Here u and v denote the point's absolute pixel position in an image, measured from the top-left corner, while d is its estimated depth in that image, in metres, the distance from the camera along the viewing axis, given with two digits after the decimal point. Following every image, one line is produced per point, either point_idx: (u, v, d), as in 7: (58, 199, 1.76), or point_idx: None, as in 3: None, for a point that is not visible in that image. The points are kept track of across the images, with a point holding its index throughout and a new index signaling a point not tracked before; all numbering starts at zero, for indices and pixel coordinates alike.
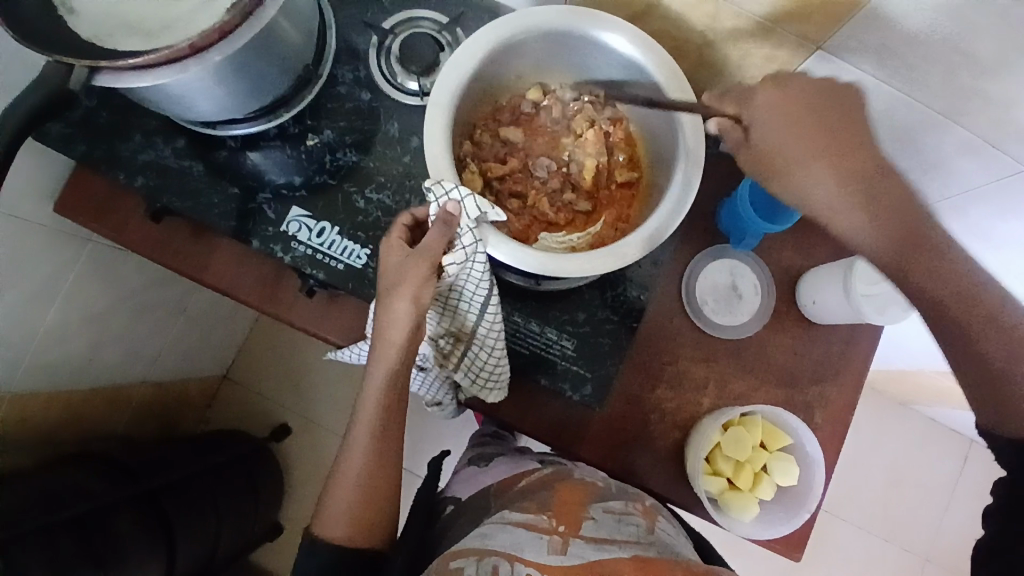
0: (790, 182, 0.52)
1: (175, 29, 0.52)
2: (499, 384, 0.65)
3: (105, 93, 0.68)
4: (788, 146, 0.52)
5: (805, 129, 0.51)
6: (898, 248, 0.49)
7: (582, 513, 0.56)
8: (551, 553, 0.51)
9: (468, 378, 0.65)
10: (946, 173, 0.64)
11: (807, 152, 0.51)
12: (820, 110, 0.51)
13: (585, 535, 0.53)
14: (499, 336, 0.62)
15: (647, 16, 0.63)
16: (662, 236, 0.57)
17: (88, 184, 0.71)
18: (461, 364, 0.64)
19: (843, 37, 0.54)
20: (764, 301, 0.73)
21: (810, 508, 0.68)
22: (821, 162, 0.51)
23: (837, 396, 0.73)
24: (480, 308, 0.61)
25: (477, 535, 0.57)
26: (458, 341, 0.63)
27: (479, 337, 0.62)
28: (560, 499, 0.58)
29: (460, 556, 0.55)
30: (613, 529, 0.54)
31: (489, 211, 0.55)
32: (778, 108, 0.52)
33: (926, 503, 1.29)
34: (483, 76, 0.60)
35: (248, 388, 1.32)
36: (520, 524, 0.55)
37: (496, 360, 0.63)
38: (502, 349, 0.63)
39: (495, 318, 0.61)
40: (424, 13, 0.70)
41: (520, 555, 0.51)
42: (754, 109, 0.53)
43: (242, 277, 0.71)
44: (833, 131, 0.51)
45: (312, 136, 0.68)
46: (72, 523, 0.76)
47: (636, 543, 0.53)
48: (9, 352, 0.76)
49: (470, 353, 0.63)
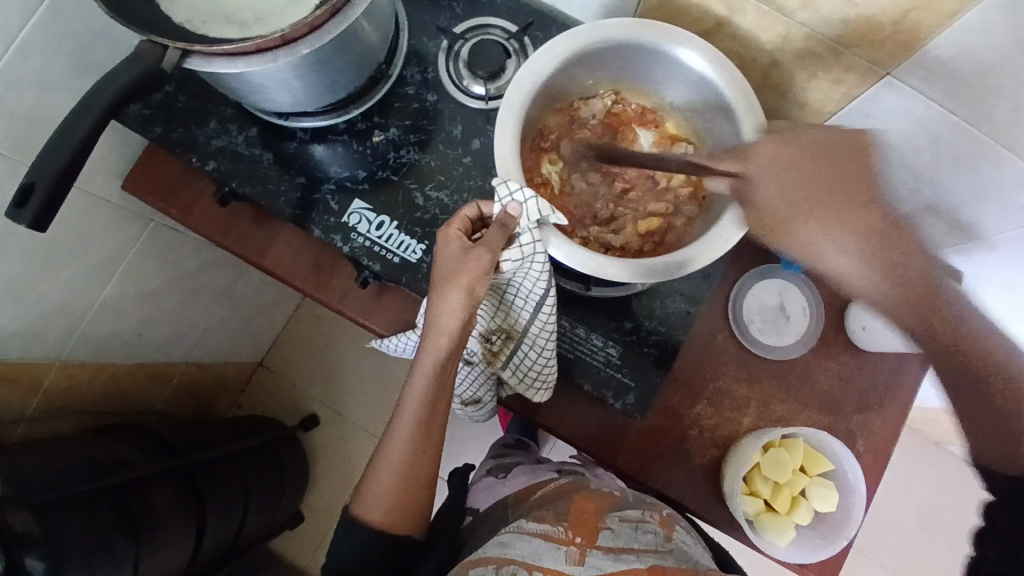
0: (793, 231, 0.51)
1: (267, 20, 0.56)
2: (546, 384, 0.66)
3: (186, 79, 0.71)
4: (780, 203, 0.52)
5: (801, 184, 0.51)
6: (888, 295, 0.46)
7: (598, 522, 0.56)
8: (569, 562, 0.52)
9: (513, 379, 0.67)
10: (1002, 206, 0.64)
11: (797, 206, 0.51)
12: (825, 164, 0.51)
13: (602, 545, 0.53)
14: (550, 337, 0.63)
15: (715, 33, 0.64)
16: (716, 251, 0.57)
17: (160, 164, 0.74)
18: (510, 363, 0.66)
19: (914, 64, 0.54)
20: (813, 324, 0.73)
21: (848, 536, 0.68)
22: (821, 213, 0.50)
23: (882, 425, 0.72)
24: (535, 306, 0.62)
25: (494, 543, 0.57)
26: (507, 339, 0.65)
27: (529, 336, 0.63)
28: (576, 508, 0.58)
29: (478, 563, 0.55)
30: (630, 538, 0.54)
31: (549, 215, 0.56)
32: (773, 163, 0.53)
33: (957, 550, 1.25)
34: (557, 82, 0.62)
35: (282, 378, 1.34)
36: (537, 533, 0.55)
37: (542, 363, 0.64)
38: (551, 350, 0.64)
39: (548, 318, 0.62)
40: (494, 21, 0.72)
41: (537, 565, 0.52)
42: (752, 160, 0.55)
43: (298, 264, 0.73)
44: (836, 180, 0.50)
45: (378, 133, 0.70)
46: (114, 490, 0.77)
47: (654, 552, 0.53)
48: (65, 321, 0.79)
49: (520, 352, 0.64)
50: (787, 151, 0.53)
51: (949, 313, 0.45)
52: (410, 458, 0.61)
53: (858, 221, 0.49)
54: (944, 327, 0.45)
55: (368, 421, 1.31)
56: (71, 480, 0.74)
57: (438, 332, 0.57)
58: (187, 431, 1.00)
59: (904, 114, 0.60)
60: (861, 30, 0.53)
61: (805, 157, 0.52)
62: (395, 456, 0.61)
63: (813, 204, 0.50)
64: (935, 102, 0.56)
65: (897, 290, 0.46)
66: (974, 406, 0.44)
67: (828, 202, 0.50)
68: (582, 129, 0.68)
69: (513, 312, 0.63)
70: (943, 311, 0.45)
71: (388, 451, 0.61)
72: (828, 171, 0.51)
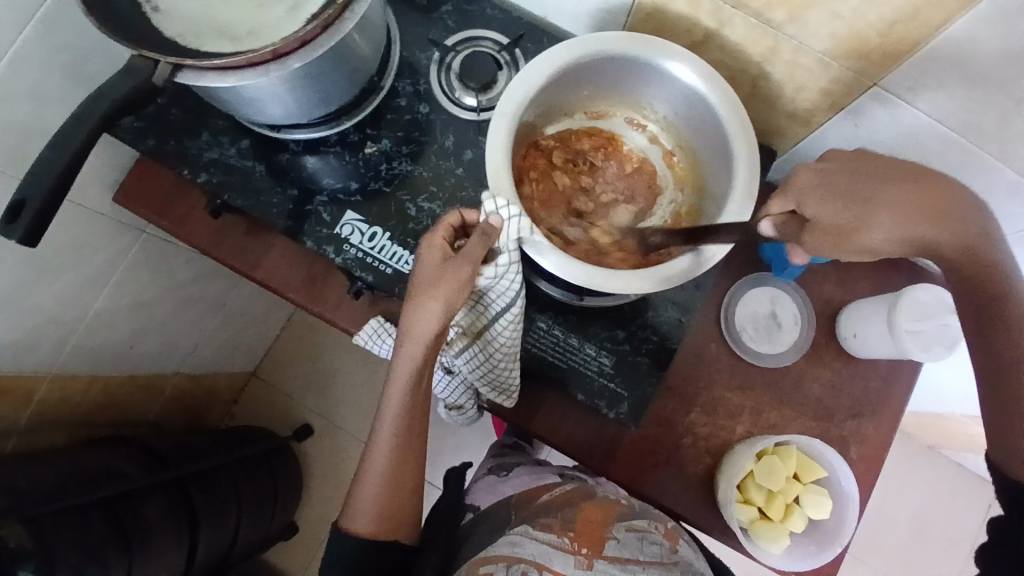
0: (862, 228, 0.50)
1: (259, 35, 0.56)
2: (509, 394, 0.67)
3: (178, 92, 0.71)
4: (858, 187, 0.51)
5: (868, 177, 0.52)
6: (965, 265, 0.52)
7: (605, 531, 0.56)
8: (578, 568, 0.52)
9: (481, 380, 0.67)
10: (993, 213, 0.64)
11: (868, 199, 0.51)
12: (867, 167, 0.53)
13: (608, 555, 0.53)
14: (512, 348, 0.63)
15: (705, 45, 0.64)
16: (704, 264, 0.57)
17: (151, 176, 0.74)
18: (480, 373, 0.66)
19: (900, 75, 0.55)
20: (804, 332, 0.73)
21: (842, 543, 0.68)
22: (894, 207, 0.50)
23: (874, 432, 0.72)
24: (503, 318, 0.61)
25: (503, 543, 0.57)
26: (468, 338, 0.64)
27: (494, 340, 0.63)
28: (583, 515, 0.58)
29: (488, 561, 0.55)
30: (636, 549, 0.54)
31: (530, 234, 0.56)
32: (830, 173, 0.53)
33: (951, 554, 1.26)
34: (550, 92, 0.62)
35: (276, 387, 1.34)
36: (545, 537, 0.55)
37: (506, 366, 0.64)
38: (513, 361, 0.64)
39: (512, 330, 0.62)
40: (485, 34, 0.72)
41: (548, 566, 0.52)
42: (798, 191, 0.54)
43: (290, 275, 0.73)
44: (884, 172, 0.52)
45: (371, 145, 0.71)
46: (105, 503, 0.77)
47: (660, 564, 0.54)
48: (56, 333, 0.79)
49: (488, 362, 0.65)
50: (832, 170, 0.53)
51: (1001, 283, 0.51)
52: (392, 466, 0.61)
53: (918, 198, 0.51)
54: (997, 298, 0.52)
55: (363, 430, 1.31)
56: (61, 492, 0.73)
57: (415, 339, 0.56)
58: (181, 443, 0.99)
59: (891, 124, 0.60)
60: (849, 43, 0.54)
61: (847, 171, 0.53)
62: (378, 465, 0.61)
63: (882, 196, 0.50)
64: (924, 112, 0.57)
65: (969, 262, 0.51)
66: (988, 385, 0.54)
67: (890, 183, 0.51)
68: (579, 139, 0.70)
69: (483, 313, 0.62)
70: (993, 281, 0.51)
71: (372, 460, 0.61)
72: (883, 168, 0.52)
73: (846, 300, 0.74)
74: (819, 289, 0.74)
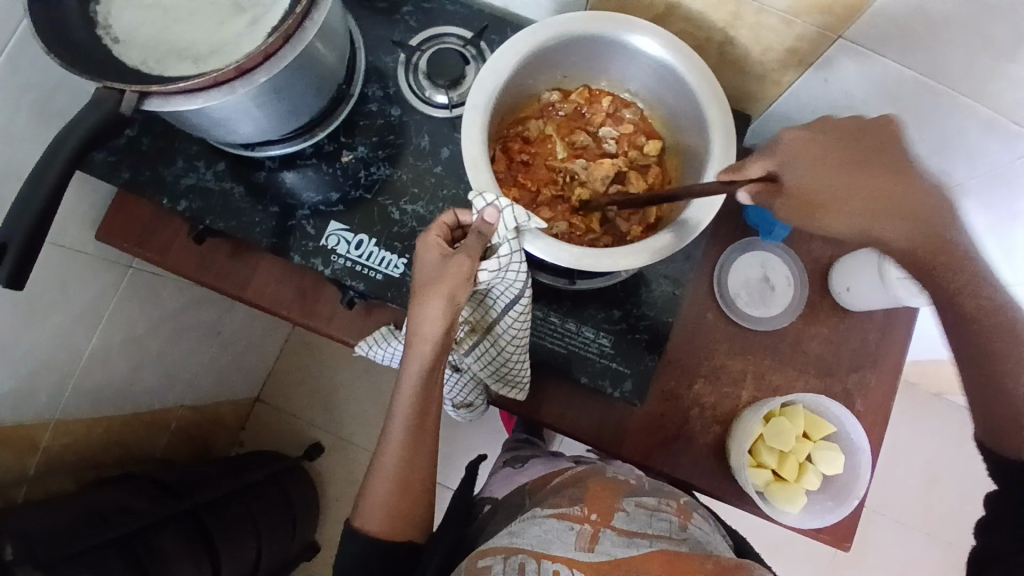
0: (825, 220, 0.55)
1: (221, 53, 0.56)
2: (520, 384, 0.67)
3: (148, 121, 0.71)
4: (823, 189, 0.54)
5: (845, 170, 0.54)
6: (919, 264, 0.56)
7: (614, 504, 0.56)
8: (579, 549, 0.51)
9: (490, 374, 0.67)
10: (967, 152, 0.64)
11: (844, 194, 0.54)
12: (850, 157, 0.54)
13: (616, 527, 0.53)
14: (518, 338, 0.63)
15: (668, 16, 0.65)
16: (681, 242, 0.57)
17: (131, 209, 0.74)
18: (487, 366, 0.66)
19: (862, 27, 0.55)
20: (797, 292, 0.74)
21: (859, 496, 0.68)
22: (856, 205, 0.54)
23: (877, 383, 0.72)
24: (508, 308, 0.61)
25: (504, 533, 0.56)
26: (477, 335, 0.64)
27: (503, 335, 0.62)
28: (591, 492, 0.57)
29: (488, 553, 0.54)
30: (645, 523, 0.54)
31: (527, 221, 0.55)
32: (805, 155, 0.54)
33: (969, 496, 1.26)
34: (520, 77, 0.62)
35: (280, 409, 1.33)
36: (552, 516, 0.55)
37: (516, 359, 0.64)
38: (521, 351, 0.64)
39: (518, 322, 0.61)
40: (450, 30, 0.72)
41: (547, 552, 0.51)
42: (781, 155, 0.55)
43: (281, 292, 0.73)
44: (869, 171, 0.54)
45: (347, 153, 0.70)
46: (121, 542, 0.76)
47: (669, 539, 0.53)
48: (56, 376, 0.78)
49: (494, 352, 0.64)
50: (821, 141, 0.55)
51: (972, 290, 0.55)
52: (407, 470, 0.61)
53: (883, 199, 0.54)
54: (954, 299, 0.55)
55: (371, 440, 1.31)
56: (78, 534, 0.72)
57: (422, 340, 0.56)
58: (192, 474, 0.99)
59: (860, 75, 0.61)
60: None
61: (831, 146, 0.54)
62: (391, 467, 0.61)
63: (843, 192, 0.54)
64: (890, 60, 0.57)
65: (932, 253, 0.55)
66: (971, 364, 0.56)
67: (846, 190, 0.54)
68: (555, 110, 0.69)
69: (490, 308, 0.62)
70: (960, 281, 0.55)
71: (384, 462, 0.61)
72: (874, 162, 0.54)
73: (835, 256, 0.74)
74: (807, 248, 0.75)
